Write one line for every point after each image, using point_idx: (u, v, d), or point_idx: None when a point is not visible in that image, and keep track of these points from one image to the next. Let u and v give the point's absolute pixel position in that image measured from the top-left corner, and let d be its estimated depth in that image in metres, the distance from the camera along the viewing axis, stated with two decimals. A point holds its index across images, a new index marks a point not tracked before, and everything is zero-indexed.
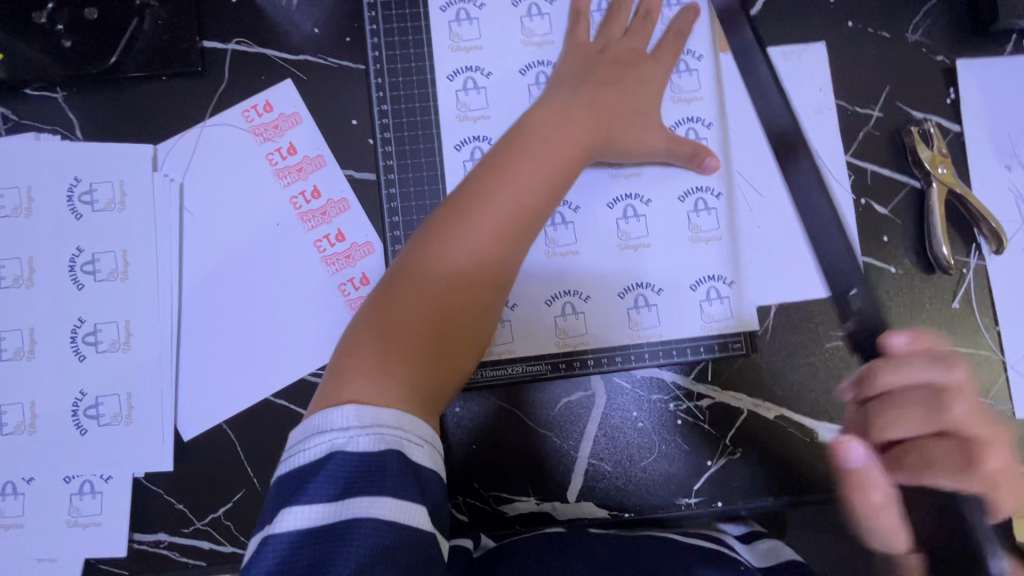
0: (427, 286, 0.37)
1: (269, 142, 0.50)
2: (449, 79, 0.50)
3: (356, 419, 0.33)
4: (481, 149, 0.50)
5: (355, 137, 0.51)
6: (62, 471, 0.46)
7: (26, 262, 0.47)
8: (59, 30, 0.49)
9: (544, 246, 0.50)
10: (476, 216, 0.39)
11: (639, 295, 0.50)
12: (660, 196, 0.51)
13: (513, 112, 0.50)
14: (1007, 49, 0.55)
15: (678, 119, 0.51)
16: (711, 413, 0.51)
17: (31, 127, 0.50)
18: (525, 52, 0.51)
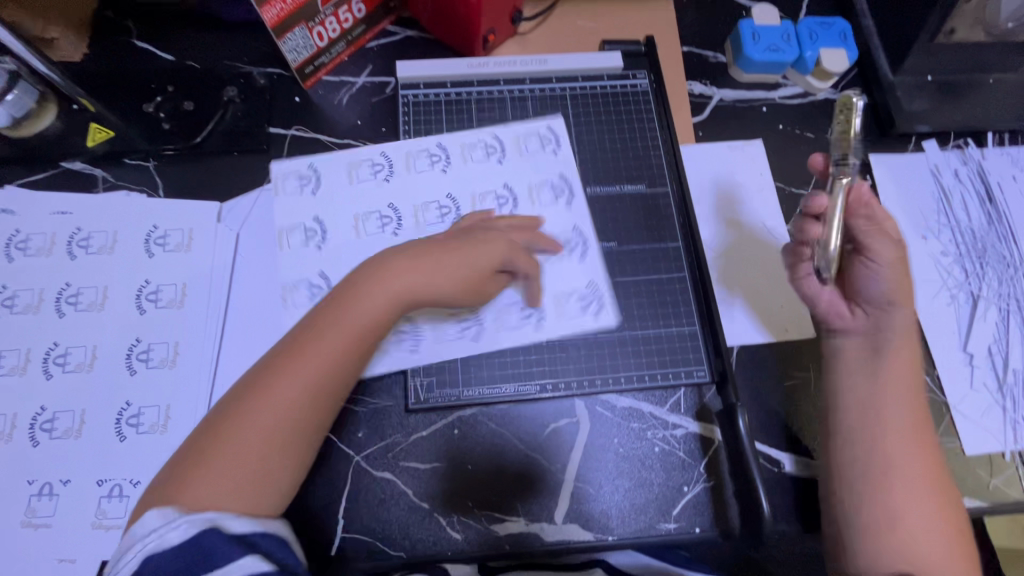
0: (244, 425, 0.44)
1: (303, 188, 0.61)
2: (466, 142, 0.63)
3: (163, 516, 0.40)
4: (426, 159, 0.63)
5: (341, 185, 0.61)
6: (97, 474, 0.51)
7: (101, 290, 0.56)
8: (161, 116, 0.63)
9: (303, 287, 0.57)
10: (290, 372, 0.45)
11: (418, 345, 0.57)
12: (514, 284, 0.59)
13: (477, 176, 0.62)
14: (910, 148, 0.69)
15: (576, 263, 0.60)
16: (685, 441, 0.56)
17: (123, 187, 0.61)
18: (521, 164, 0.63)
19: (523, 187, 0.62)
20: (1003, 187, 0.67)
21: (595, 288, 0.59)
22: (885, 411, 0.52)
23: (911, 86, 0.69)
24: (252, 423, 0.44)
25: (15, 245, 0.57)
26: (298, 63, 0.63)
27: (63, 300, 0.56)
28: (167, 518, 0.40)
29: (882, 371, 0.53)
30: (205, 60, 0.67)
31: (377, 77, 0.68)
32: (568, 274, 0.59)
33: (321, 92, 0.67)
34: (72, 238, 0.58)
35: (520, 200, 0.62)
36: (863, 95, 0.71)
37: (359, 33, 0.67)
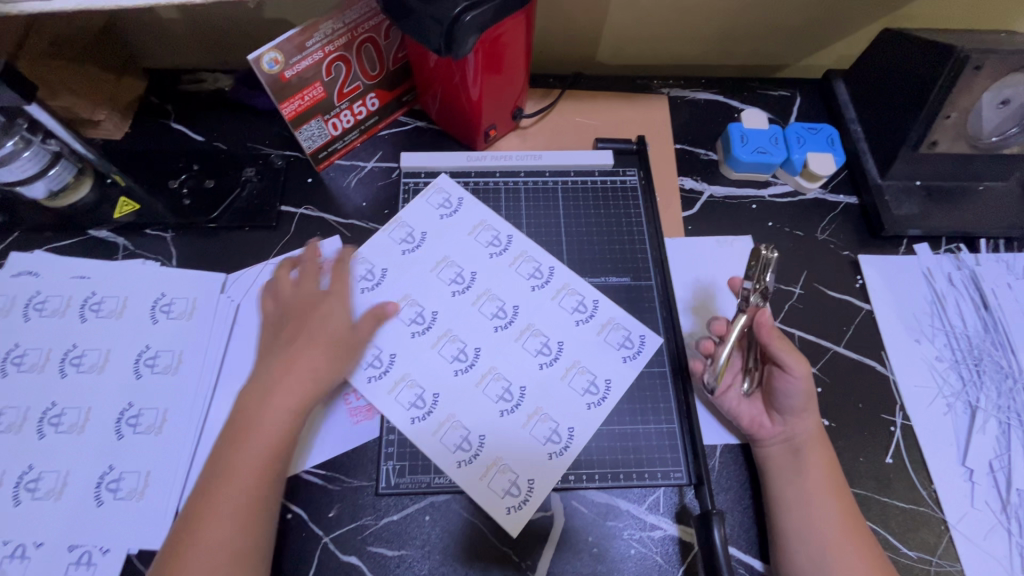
0: (203, 549, 0.46)
1: (419, 200, 0.68)
2: (523, 263, 0.65)
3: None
4: (477, 242, 0.66)
5: (431, 219, 0.67)
6: (70, 539, 0.52)
7: (104, 353, 0.59)
8: (184, 193, 0.69)
9: (357, 283, 0.63)
10: (230, 489, 0.49)
11: (380, 385, 0.59)
12: (483, 394, 0.58)
13: (505, 285, 0.64)
14: (901, 250, 0.69)
15: (605, 363, 0.60)
16: (662, 545, 0.54)
17: (140, 256, 0.66)
18: (595, 328, 0.62)
19: (568, 359, 0.60)
20: (998, 294, 0.66)
21: (530, 486, 0.55)
22: (816, 504, 0.52)
23: (898, 190, 0.70)
24: (209, 545, 0.47)
25: (34, 305, 0.61)
26: (311, 149, 0.68)
27: (67, 361, 0.59)
28: None
29: (803, 466, 0.54)
30: (231, 142, 0.73)
31: (384, 162, 0.73)
32: (523, 459, 0.56)
33: (332, 175, 0.72)
34: (85, 301, 0.62)
35: (555, 366, 0.60)
36: (852, 196, 0.73)
37: (372, 122, 0.73)
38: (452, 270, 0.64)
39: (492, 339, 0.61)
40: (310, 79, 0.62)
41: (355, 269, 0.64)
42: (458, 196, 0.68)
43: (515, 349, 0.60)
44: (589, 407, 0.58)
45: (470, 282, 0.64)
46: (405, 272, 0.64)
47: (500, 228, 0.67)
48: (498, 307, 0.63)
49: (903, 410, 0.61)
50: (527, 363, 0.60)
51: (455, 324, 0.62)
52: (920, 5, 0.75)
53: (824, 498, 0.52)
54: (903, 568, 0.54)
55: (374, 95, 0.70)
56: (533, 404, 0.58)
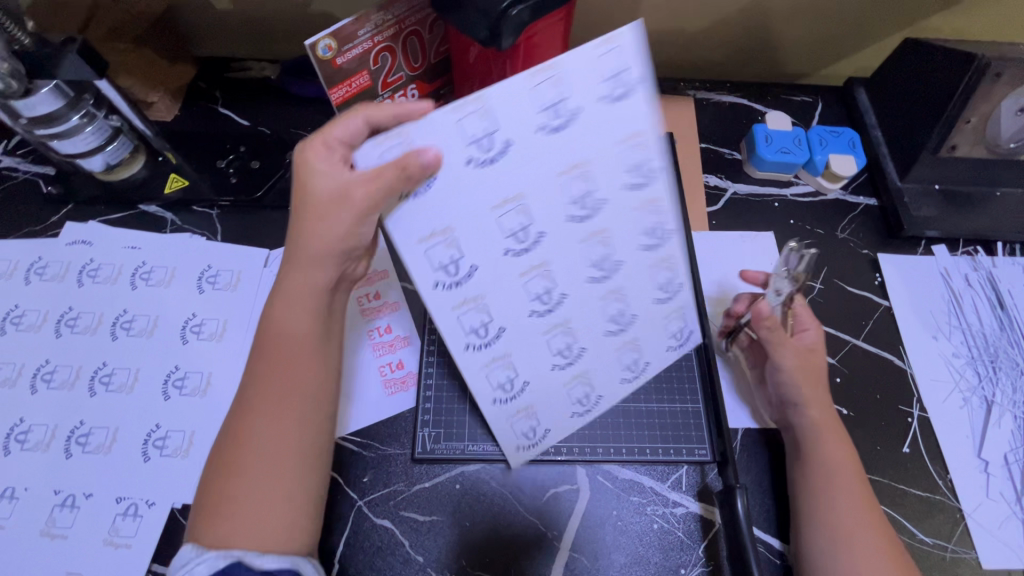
0: (253, 452, 0.42)
1: (588, 48, 0.39)
2: (653, 211, 0.43)
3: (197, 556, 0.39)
4: (606, 181, 0.42)
5: (589, 90, 0.40)
6: (118, 491, 0.54)
7: (153, 319, 0.62)
8: (230, 172, 0.72)
9: (463, 141, 0.40)
10: (274, 394, 0.44)
11: (447, 298, 0.43)
12: (545, 345, 0.47)
13: (618, 235, 0.44)
14: (919, 250, 0.72)
15: (660, 340, 0.49)
16: (684, 521, 0.56)
17: (187, 230, 0.69)
18: (667, 308, 0.48)
19: (635, 336, 0.48)
20: (1015, 296, 0.68)
21: (546, 433, 0.51)
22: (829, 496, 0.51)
23: (917, 193, 0.73)
24: (259, 447, 0.43)
25: (88, 272, 0.64)
26: None
27: (118, 325, 0.62)
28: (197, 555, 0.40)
29: (813, 458, 0.53)
30: (275, 126, 0.76)
31: None
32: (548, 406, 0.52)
33: None
34: (136, 270, 0.65)
35: (618, 337, 0.48)
36: (872, 198, 0.75)
37: None
38: (586, 182, 0.42)
39: (580, 283, 0.45)
40: (358, 67, 0.65)
41: (467, 118, 0.40)
42: (631, 85, 0.40)
43: (591, 309, 0.46)
44: (622, 380, 0.50)
45: (594, 211, 0.43)
46: (530, 162, 0.41)
47: (653, 143, 0.41)
48: (606, 253, 0.44)
49: (921, 403, 0.62)
50: (595, 325, 0.47)
51: (554, 252, 0.44)
52: (941, 19, 0.78)
53: (841, 485, 0.51)
54: (920, 553, 0.55)
55: (414, 86, 0.73)
56: (583, 368, 0.48)
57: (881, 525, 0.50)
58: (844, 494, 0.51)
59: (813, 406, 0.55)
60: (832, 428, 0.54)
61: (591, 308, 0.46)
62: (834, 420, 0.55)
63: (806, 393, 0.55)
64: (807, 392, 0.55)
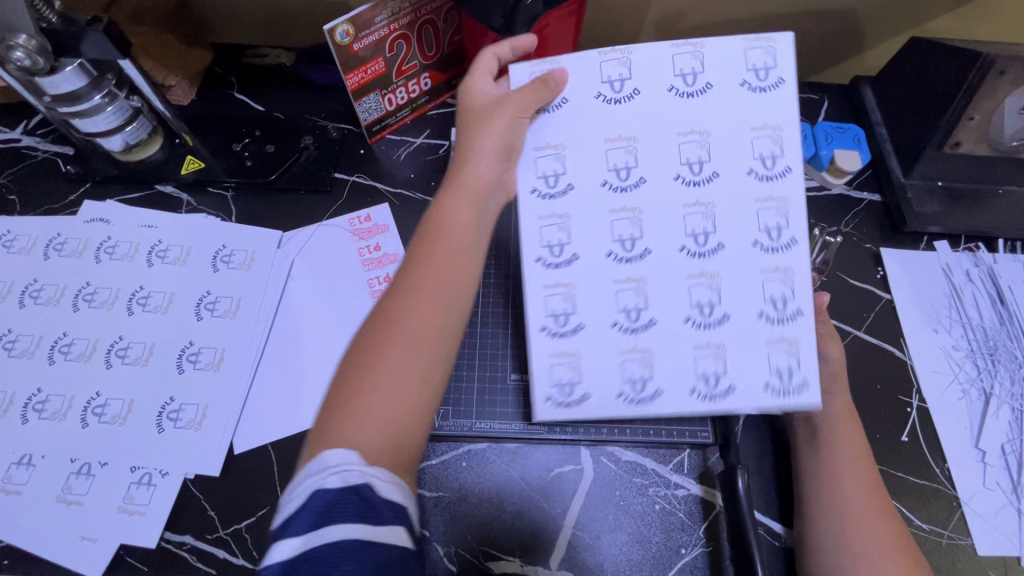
0: (405, 342, 0.42)
1: (748, 129, 0.51)
2: (779, 279, 0.51)
3: (326, 464, 0.37)
4: (710, 226, 0.51)
5: (731, 158, 0.51)
6: (133, 461, 0.55)
7: (168, 295, 0.63)
8: (245, 155, 0.73)
9: (600, 81, 0.52)
10: (429, 285, 0.44)
11: (540, 206, 0.52)
12: (613, 295, 0.52)
13: (664, 291, 0.51)
14: (921, 246, 0.73)
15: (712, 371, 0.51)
16: (685, 502, 0.57)
17: (202, 211, 0.71)
18: (767, 335, 0.51)
19: (642, 351, 0.51)
20: (1015, 291, 0.69)
21: (582, 398, 0.51)
22: (840, 481, 0.53)
23: (921, 190, 0.74)
24: (409, 340, 0.42)
25: (105, 249, 0.66)
26: (367, 122, 0.73)
27: (134, 301, 0.63)
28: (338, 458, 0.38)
29: (824, 445, 0.55)
30: (290, 113, 0.78)
31: (432, 139, 0.77)
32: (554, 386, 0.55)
33: (383, 148, 0.76)
34: (152, 248, 0.66)
35: (626, 337, 0.51)
36: (875, 194, 0.76)
37: (423, 101, 0.78)
38: (701, 151, 0.52)
39: (670, 248, 0.52)
40: (373, 54, 0.66)
41: (609, 66, 0.52)
42: (789, 167, 0.51)
43: (606, 297, 0.52)
44: (694, 393, 0.51)
45: (706, 178, 0.51)
46: (652, 129, 0.52)
47: (796, 227, 0.51)
48: (713, 298, 0.51)
49: (920, 394, 0.63)
50: (606, 310, 0.51)
51: (648, 203, 0.52)
52: (947, 19, 0.79)
53: (848, 472, 0.53)
54: (916, 539, 0.56)
55: (427, 75, 0.75)
56: (575, 348, 0.52)
57: (886, 512, 0.52)
58: (850, 482, 0.53)
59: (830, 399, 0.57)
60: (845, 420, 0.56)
61: (610, 317, 0.52)
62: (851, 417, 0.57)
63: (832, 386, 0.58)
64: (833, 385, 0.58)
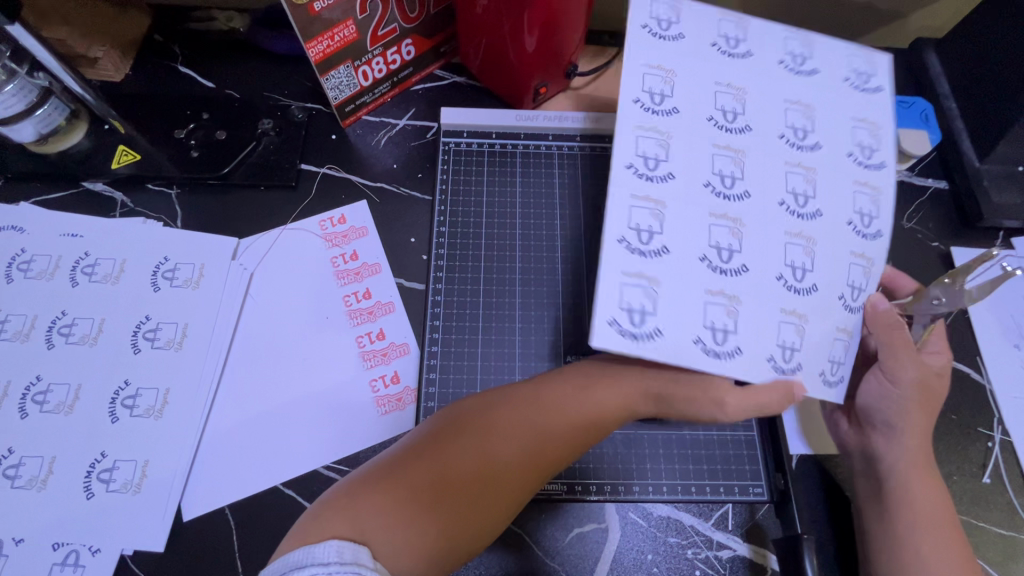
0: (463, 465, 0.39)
1: (782, 162, 0.43)
2: (862, 266, 0.42)
3: (338, 555, 0.32)
4: (798, 176, 0.43)
5: (769, 190, 0.42)
6: (54, 536, 0.45)
7: (97, 322, 0.52)
8: (191, 143, 0.60)
9: (633, 152, 0.42)
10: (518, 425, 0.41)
11: (634, 184, 0.41)
12: (704, 230, 0.41)
13: (760, 225, 0.41)
14: (997, 243, 0.62)
15: (823, 353, 0.41)
16: (732, 567, 0.47)
17: (140, 213, 0.58)
18: (840, 321, 0.42)
19: (732, 302, 0.40)
20: None
21: (658, 330, 0.39)
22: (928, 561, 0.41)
23: (999, 176, 0.62)
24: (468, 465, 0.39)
25: (17, 265, 0.53)
26: (337, 100, 0.60)
27: (56, 330, 0.51)
28: (340, 556, 0.32)
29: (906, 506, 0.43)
30: (245, 90, 0.64)
31: (419, 121, 0.65)
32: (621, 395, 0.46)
33: (360, 132, 0.63)
34: (77, 262, 0.54)
35: (716, 275, 0.40)
36: (942, 181, 0.64)
37: (406, 74, 0.64)
38: (734, 238, 0.41)
39: (767, 200, 0.42)
40: (342, 14, 0.52)
41: (652, 76, 0.44)
42: (885, 161, 0.44)
43: (698, 223, 0.41)
44: (818, 374, 0.41)
45: (737, 197, 0.42)
46: (688, 196, 0.41)
47: (885, 211, 0.43)
48: (807, 263, 0.41)
49: (1003, 425, 0.54)
50: (695, 240, 0.41)
51: (754, 146, 0.43)
52: None
53: (933, 543, 0.42)
54: None
55: (410, 41, 0.61)
56: (658, 272, 0.40)
57: None
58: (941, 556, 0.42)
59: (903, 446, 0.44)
60: (923, 471, 0.44)
61: (695, 241, 0.41)
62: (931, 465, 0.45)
63: (907, 425, 0.45)
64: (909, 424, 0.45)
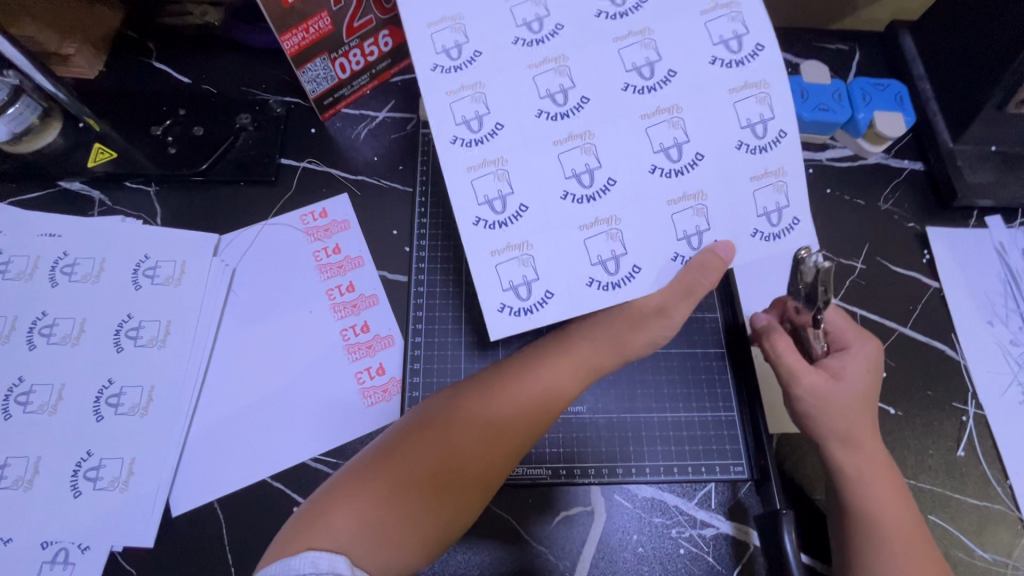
0: (439, 457, 0.40)
1: (610, 41, 0.39)
2: (754, 96, 0.39)
3: (314, 565, 0.34)
4: (637, 48, 0.39)
5: (606, 83, 0.39)
6: (42, 535, 0.45)
7: (79, 322, 0.52)
8: (169, 140, 0.60)
9: (453, 123, 0.39)
10: (488, 413, 0.42)
11: (467, 159, 0.38)
12: (555, 161, 0.39)
13: (610, 125, 0.39)
14: (971, 222, 0.63)
15: (749, 207, 0.39)
16: (715, 545, 0.48)
17: (120, 212, 0.58)
18: (751, 168, 0.39)
19: (608, 219, 0.38)
20: None
21: (545, 295, 0.38)
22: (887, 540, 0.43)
23: (972, 155, 0.63)
24: (443, 457, 0.40)
25: None
26: (315, 94, 0.59)
27: (36, 330, 0.51)
28: (316, 567, 0.34)
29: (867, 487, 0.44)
30: (222, 85, 0.64)
31: (398, 113, 0.64)
32: None
33: (339, 125, 0.63)
34: (57, 263, 0.54)
35: (583, 198, 0.38)
36: (917, 162, 0.65)
37: (385, 66, 0.62)
38: (588, 156, 0.39)
39: (608, 93, 0.39)
40: (315, 6, 0.51)
41: (440, 31, 0.39)
42: None
43: (546, 149, 0.39)
44: (754, 233, 0.39)
45: (575, 108, 0.39)
46: (527, 137, 0.39)
47: (751, 22, 0.39)
48: (678, 137, 0.39)
49: (976, 399, 0.55)
50: (550, 176, 0.39)
51: (573, 46, 0.39)
52: None
53: (891, 525, 0.43)
54: (978, 572, 0.49)
55: (387, 32, 0.58)
56: (526, 237, 0.38)
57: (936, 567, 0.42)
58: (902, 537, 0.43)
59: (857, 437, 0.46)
60: (875, 459, 0.45)
61: (550, 177, 0.39)
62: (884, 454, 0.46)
63: (855, 422, 0.46)
64: (856, 421, 0.46)
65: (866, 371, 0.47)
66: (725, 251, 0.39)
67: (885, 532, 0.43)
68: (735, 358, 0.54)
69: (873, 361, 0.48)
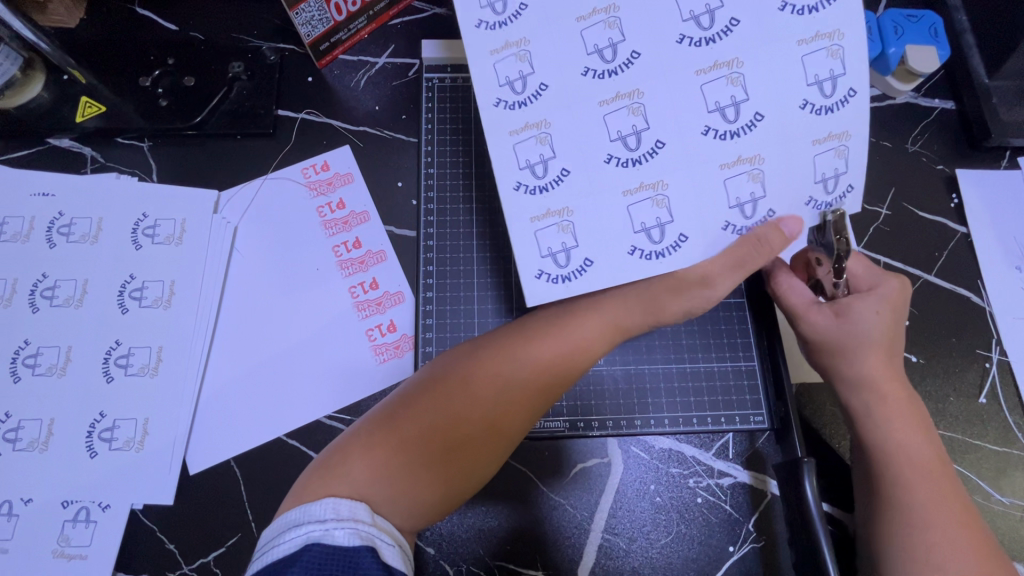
0: (453, 414, 0.39)
1: None
2: (824, 49, 0.35)
3: (335, 511, 0.33)
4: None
5: (660, 31, 0.36)
6: (62, 495, 0.45)
7: (80, 284, 0.50)
8: (158, 92, 0.57)
9: (496, 82, 0.36)
10: (504, 371, 0.41)
11: (507, 119, 0.36)
12: (601, 121, 0.36)
13: (665, 78, 0.36)
14: (1003, 163, 0.60)
15: (807, 173, 0.37)
16: (733, 493, 0.48)
17: (113, 168, 0.56)
18: (814, 131, 0.36)
19: (658, 179, 0.36)
20: None
21: (585, 263, 0.37)
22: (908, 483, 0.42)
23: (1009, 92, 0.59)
24: (458, 413, 0.39)
25: None
26: (310, 38, 0.55)
27: (38, 293, 0.50)
28: (336, 513, 0.33)
29: (886, 430, 0.44)
30: (209, 31, 0.60)
31: (399, 58, 0.60)
32: None
33: (337, 72, 0.59)
34: (52, 223, 0.52)
35: (635, 161, 0.36)
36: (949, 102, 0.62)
37: (383, 8, 0.58)
38: (636, 117, 0.36)
39: (664, 41, 0.36)
40: None
41: None
42: None
43: (595, 110, 0.36)
44: (809, 202, 0.38)
45: (623, 65, 0.36)
46: (575, 100, 0.36)
47: None
48: (737, 94, 0.36)
49: (1001, 345, 0.54)
50: (597, 135, 0.36)
51: None
52: None
53: (914, 468, 0.43)
54: (995, 516, 0.49)
55: None
56: (568, 199, 0.36)
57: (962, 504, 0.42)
58: (925, 478, 0.42)
59: (877, 381, 0.45)
60: (897, 402, 0.45)
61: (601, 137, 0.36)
62: (910, 397, 0.45)
63: (876, 367, 0.45)
64: (877, 366, 0.45)
65: (886, 313, 0.45)
66: (789, 226, 0.38)
67: (908, 473, 0.42)
68: (754, 307, 0.53)
69: (895, 304, 0.46)
